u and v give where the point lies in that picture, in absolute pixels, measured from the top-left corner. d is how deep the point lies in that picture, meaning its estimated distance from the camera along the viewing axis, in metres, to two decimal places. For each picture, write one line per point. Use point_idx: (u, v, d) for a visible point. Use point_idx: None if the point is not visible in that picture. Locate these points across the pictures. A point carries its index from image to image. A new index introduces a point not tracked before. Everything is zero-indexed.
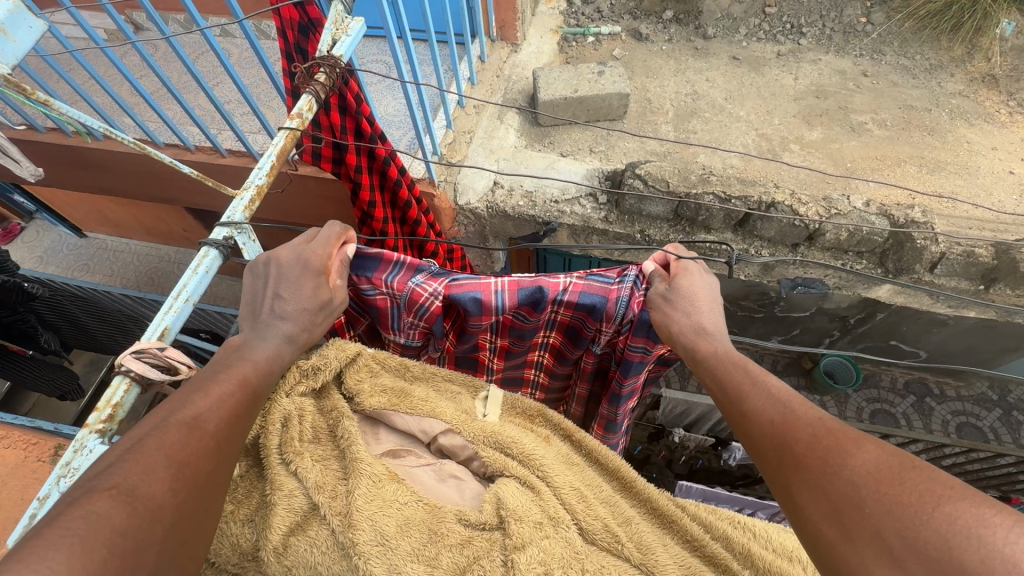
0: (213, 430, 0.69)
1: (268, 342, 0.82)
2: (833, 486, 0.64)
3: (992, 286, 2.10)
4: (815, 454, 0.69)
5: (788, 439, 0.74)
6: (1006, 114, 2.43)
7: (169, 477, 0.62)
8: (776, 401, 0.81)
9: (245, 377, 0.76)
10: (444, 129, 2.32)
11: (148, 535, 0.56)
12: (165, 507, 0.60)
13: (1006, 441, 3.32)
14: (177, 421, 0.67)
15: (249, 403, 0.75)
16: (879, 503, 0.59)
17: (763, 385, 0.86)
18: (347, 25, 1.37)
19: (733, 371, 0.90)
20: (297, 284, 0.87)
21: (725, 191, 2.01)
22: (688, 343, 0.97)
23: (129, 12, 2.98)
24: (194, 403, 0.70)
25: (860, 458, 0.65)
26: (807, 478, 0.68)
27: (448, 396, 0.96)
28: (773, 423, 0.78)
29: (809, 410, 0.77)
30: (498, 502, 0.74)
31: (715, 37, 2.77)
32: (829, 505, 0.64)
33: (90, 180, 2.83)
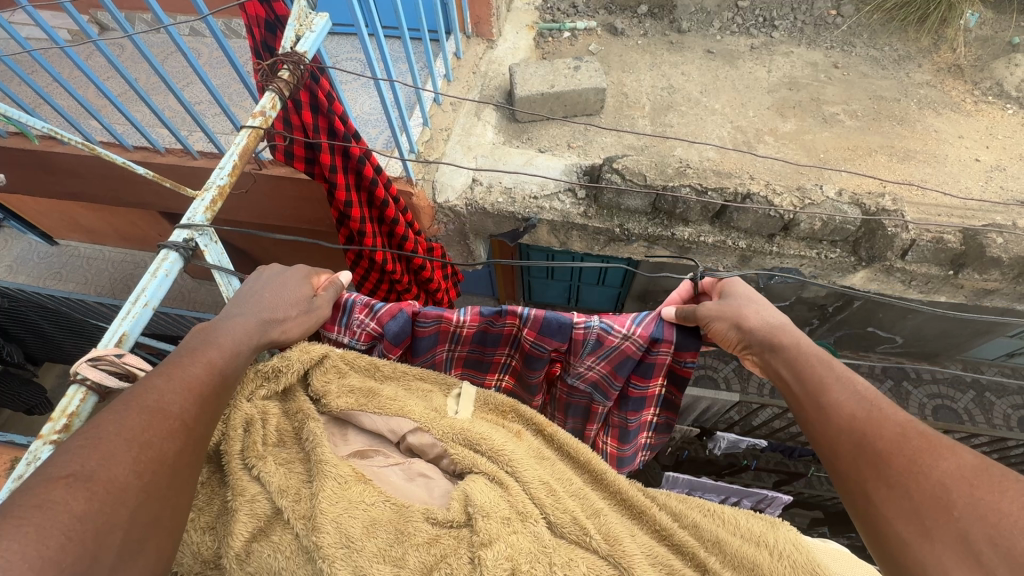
0: (177, 412, 0.68)
1: (237, 324, 0.82)
2: (921, 489, 0.67)
3: (961, 271, 2.12)
4: (902, 455, 0.72)
5: (873, 439, 0.75)
6: (971, 103, 2.48)
7: (132, 459, 0.61)
8: (861, 397, 0.81)
9: (211, 360, 0.76)
10: (420, 126, 2.30)
11: (111, 518, 0.56)
12: (129, 489, 0.59)
13: (980, 422, 3.42)
14: (138, 404, 0.66)
15: (215, 388, 0.74)
16: (972, 507, 0.62)
17: (846, 378, 0.85)
18: (311, 21, 1.35)
19: (815, 362, 0.88)
20: (281, 281, 0.91)
21: (701, 183, 2.03)
22: (766, 336, 0.94)
23: (93, 12, 2.90)
24: (156, 386, 0.69)
25: (950, 465, 0.68)
26: (891, 478, 0.71)
27: (418, 395, 0.95)
28: (857, 418, 0.79)
29: (895, 410, 0.78)
30: (466, 499, 0.74)
31: (690, 31, 2.79)
32: (910, 505, 0.67)
33: (56, 186, 2.74)
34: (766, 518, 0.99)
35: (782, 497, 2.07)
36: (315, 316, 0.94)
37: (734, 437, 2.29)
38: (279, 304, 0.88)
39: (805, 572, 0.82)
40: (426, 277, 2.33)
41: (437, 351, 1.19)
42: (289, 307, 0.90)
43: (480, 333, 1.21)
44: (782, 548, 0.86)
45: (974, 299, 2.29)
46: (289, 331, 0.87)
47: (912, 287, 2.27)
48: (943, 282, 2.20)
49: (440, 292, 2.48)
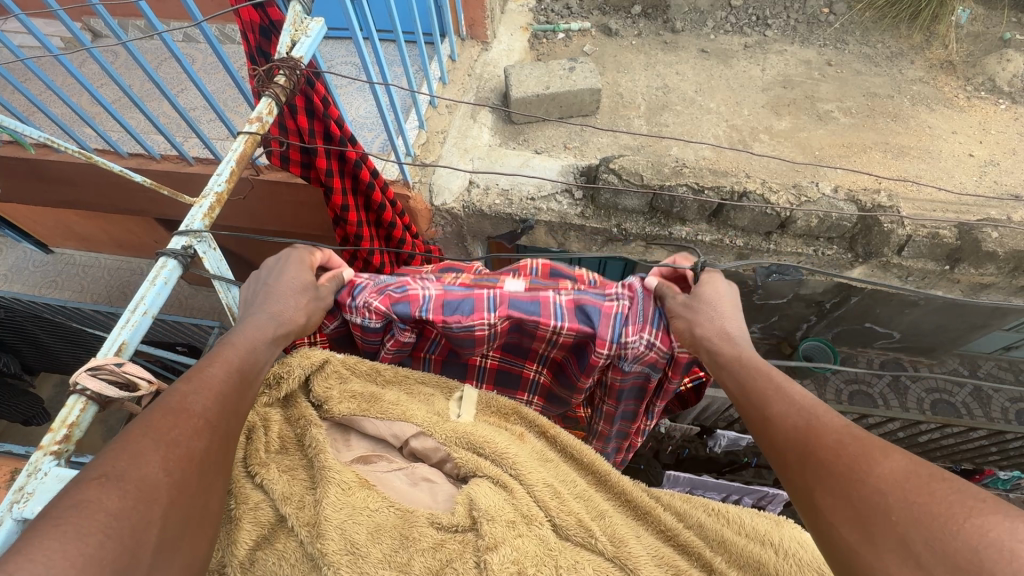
0: (199, 411, 0.68)
1: (250, 324, 0.85)
2: (858, 493, 0.63)
3: (957, 266, 2.14)
4: (840, 461, 0.68)
5: (814, 447, 0.72)
6: (964, 99, 2.50)
7: (160, 458, 0.61)
8: (800, 407, 0.78)
9: (227, 358, 0.77)
10: (416, 129, 2.29)
11: (145, 515, 0.56)
12: (160, 486, 0.59)
13: (978, 416, 3.43)
14: (160, 406, 0.66)
15: (234, 385, 0.74)
16: (907, 510, 0.58)
17: (786, 390, 0.82)
18: (306, 26, 1.35)
19: (756, 374, 0.86)
20: (280, 273, 0.95)
21: (698, 182, 2.03)
22: (710, 347, 0.92)
23: (86, 19, 2.89)
24: (178, 389, 0.69)
25: (884, 467, 0.64)
26: (829, 484, 0.67)
27: (420, 399, 0.94)
28: (798, 429, 0.76)
29: (832, 417, 0.75)
30: (471, 503, 0.73)
31: (683, 31, 2.80)
32: (852, 512, 0.63)
33: (51, 194, 2.73)
34: (771, 516, 0.99)
35: (784, 494, 2.07)
36: (322, 296, 0.96)
37: (734, 436, 2.31)
38: (285, 295, 0.91)
39: (811, 571, 0.81)
40: None
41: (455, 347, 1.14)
42: (293, 296, 0.92)
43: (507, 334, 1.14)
44: (787, 547, 0.85)
45: (971, 293, 2.30)
46: (296, 319, 0.90)
47: (909, 283, 2.28)
48: (940, 277, 2.21)
49: None
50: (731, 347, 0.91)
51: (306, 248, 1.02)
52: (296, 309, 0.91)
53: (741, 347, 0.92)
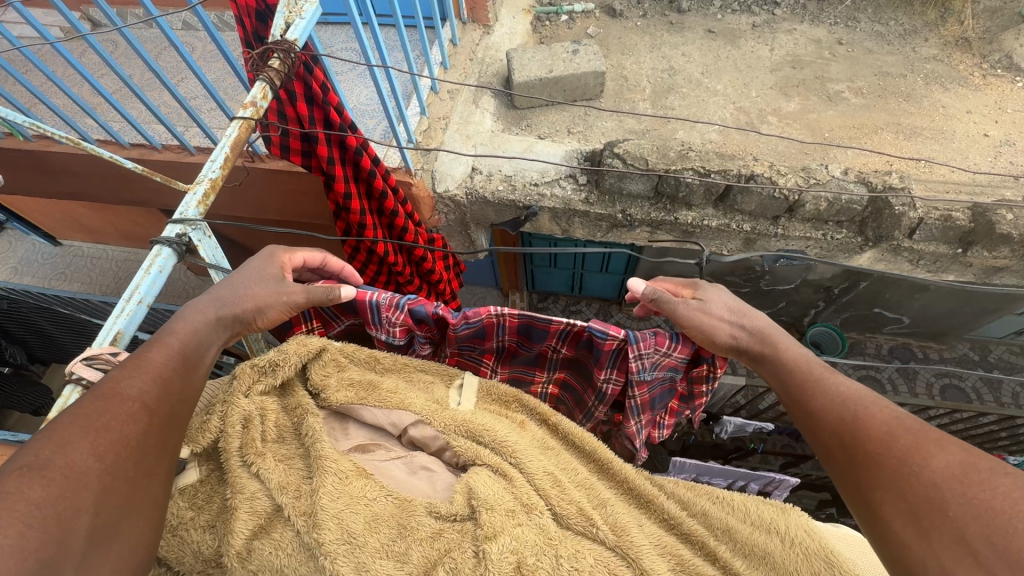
0: (134, 395, 0.69)
1: (193, 310, 0.86)
2: (911, 486, 0.69)
3: (970, 249, 2.09)
4: (891, 454, 0.73)
5: (863, 442, 0.77)
6: (980, 77, 2.42)
7: (91, 445, 0.62)
8: (844, 400, 0.83)
9: (166, 344, 0.79)
10: (418, 116, 2.27)
11: (73, 502, 0.57)
12: (90, 473, 0.60)
13: (988, 401, 3.39)
14: (92, 394, 0.67)
15: (175, 370, 0.76)
16: (964, 506, 0.63)
17: (829, 384, 0.86)
18: (300, 7, 1.31)
19: (796, 372, 0.91)
20: (245, 264, 0.96)
21: (704, 165, 1.99)
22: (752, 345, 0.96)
23: (83, 8, 2.86)
24: (113, 376, 0.70)
25: (940, 461, 0.69)
26: (881, 479, 0.72)
27: (419, 386, 0.93)
28: (845, 422, 0.80)
29: (881, 409, 0.79)
30: (470, 492, 0.72)
31: (689, 10, 2.72)
32: (906, 506, 0.68)
33: (53, 186, 2.73)
34: (777, 504, 0.98)
35: (791, 479, 2.05)
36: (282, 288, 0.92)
37: (742, 422, 2.24)
38: (235, 283, 0.90)
39: (818, 559, 0.81)
40: (428, 268, 2.32)
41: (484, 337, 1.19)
42: (248, 282, 0.91)
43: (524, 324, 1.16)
44: (794, 535, 0.86)
45: (984, 277, 2.25)
46: (243, 307, 0.88)
47: (920, 267, 2.23)
48: (952, 260, 2.17)
49: (443, 283, 2.46)
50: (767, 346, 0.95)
51: (285, 247, 1.02)
52: (246, 296, 0.89)
53: (779, 346, 0.94)
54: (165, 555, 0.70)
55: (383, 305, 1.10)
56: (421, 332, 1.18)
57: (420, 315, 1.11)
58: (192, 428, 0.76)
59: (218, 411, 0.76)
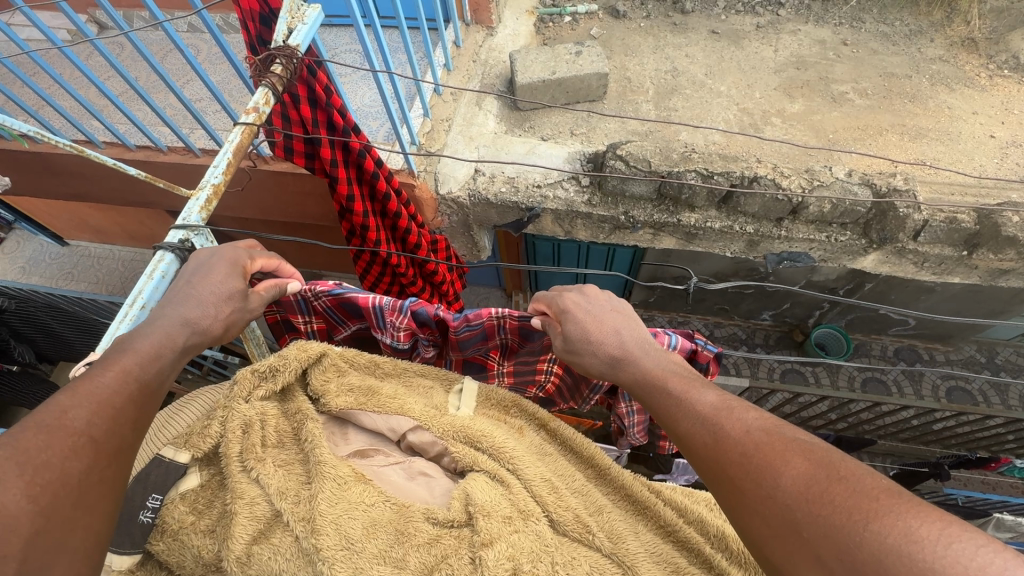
0: (82, 427, 0.62)
1: (156, 329, 0.77)
2: (771, 510, 0.61)
3: (975, 252, 2.08)
4: (748, 477, 0.65)
5: (725, 467, 0.69)
6: (986, 77, 2.40)
7: (25, 484, 0.55)
8: (704, 421, 0.75)
9: (124, 368, 0.70)
10: (421, 118, 2.28)
11: (0, 548, 0.50)
12: (22, 515, 0.53)
13: (995, 403, 3.37)
14: (30, 424, 0.59)
15: (132, 398, 0.68)
16: (814, 524, 0.56)
17: (687, 404, 0.79)
18: (303, 13, 1.32)
19: (658, 396, 0.84)
20: (202, 268, 0.87)
21: (708, 167, 1.99)
22: (610, 372, 0.94)
23: (89, 11, 2.89)
24: (58, 403, 0.62)
25: (791, 477, 0.62)
26: (746, 506, 0.64)
27: (419, 392, 0.94)
28: (706, 447, 0.72)
29: (734, 424, 0.72)
30: (467, 498, 0.73)
31: (693, 12, 2.72)
32: (772, 532, 0.61)
33: (60, 187, 2.75)
34: None
35: None
36: (244, 306, 0.89)
37: None
38: (199, 299, 0.83)
39: None
40: (431, 270, 2.32)
41: (483, 340, 1.20)
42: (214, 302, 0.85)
43: (523, 328, 1.16)
44: None
45: (989, 279, 2.23)
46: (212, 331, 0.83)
47: (925, 269, 2.22)
48: (957, 262, 2.15)
49: (446, 284, 2.46)
50: (624, 373, 0.92)
51: (246, 251, 0.95)
52: (214, 318, 0.84)
53: (637, 369, 0.91)
54: (166, 559, 0.69)
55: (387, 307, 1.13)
56: (424, 336, 1.20)
57: (423, 317, 1.14)
58: (193, 434, 0.77)
59: (218, 416, 0.77)
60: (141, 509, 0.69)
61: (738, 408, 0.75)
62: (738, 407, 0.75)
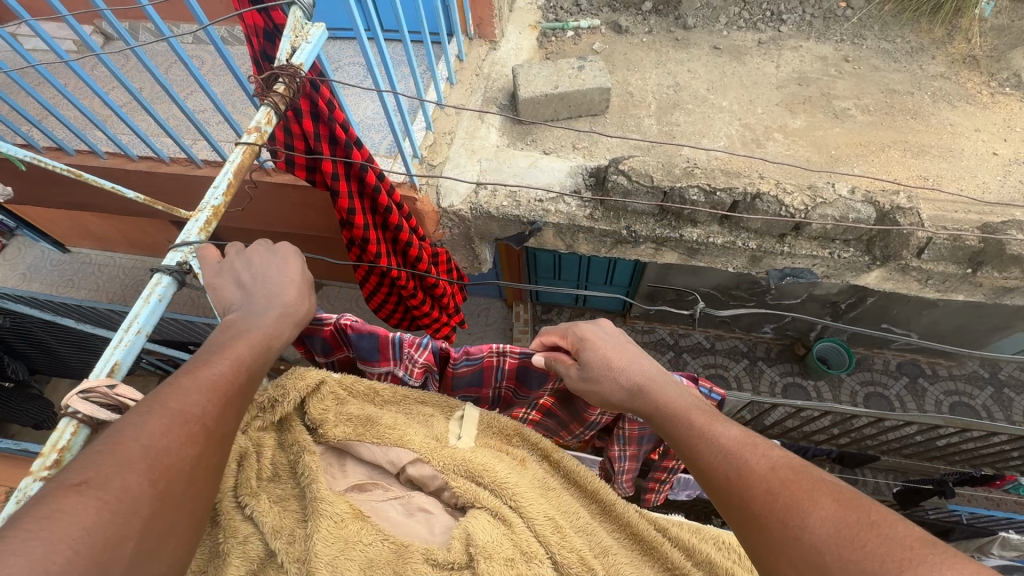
0: (196, 416, 0.67)
1: (263, 320, 0.87)
2: (797, 551, 0.59)
3: (979, 269, 2.06)
4: (772, 514, 0.63)
5: (747, 501, 0.67)
6: (988, 95, 2.41)
7: (144, 468, 0.59)
8: (726, 454, 0.74)
9: (237, 358, 0.78)
10: (424, 131, 2.28)
11: (122, 528, 0.54)
12: (141, 498, 0.57)
13: (999, 419, 3.34)
14: (154, 411, 0.64)
15: (242, 386, 0.75)
16: (843, 570, 0.54)
17: (710, 435, 0.78)
18: (307, 32, 1.31)
19: (679, 425, 0.82)
20: (274, 270, 0.96)
21: (710, 183, 1.97)
22: (631, 401, 0.91)
23: (94, 23, 2.90)
24: (179, 389, 0.68)
25: (819, 517, 0.60)
26: (770, 543, 0.62)
27: (419, 421, 0.91)
28: (729, 481, 0.71)
29: (759, 459, 0.71)
30: (468, 538, 0.70)
31: (695, 27, 2.73)
32: (795, 575, 0.58)
33: (62, 196, 2.75)
34: None
35: None
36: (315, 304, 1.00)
37: None
38: (289, 294, 0.93)
39: None
40: (433, 282, 2.32)
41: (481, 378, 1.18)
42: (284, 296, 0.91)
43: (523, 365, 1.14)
44: None
45: (994, 296, 2.21)
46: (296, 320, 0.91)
47: (928, 287, 2.20)
48: (961, 280, 2.13)
49: (446, 297, 2.45)
50: (644, 401, 0.90)
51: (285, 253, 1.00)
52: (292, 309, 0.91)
53: (659, 400, 0.88)
54: None
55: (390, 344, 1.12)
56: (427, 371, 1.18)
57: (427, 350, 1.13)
58: None
59: None
60: None
61: (763, 445, 0.74)
62: (760, 445, 0.74)
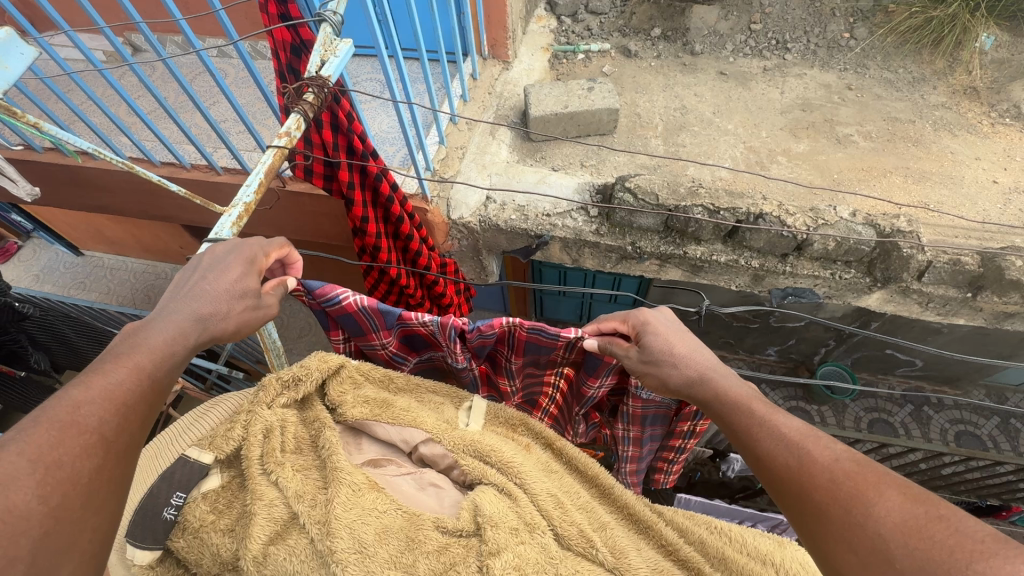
0: (94, 425, 0.65)
1: (170, 324, 0.79)
2: (860, 539, 0.64)
3: (979, 294, 2.11)
4: (836, 503, 0.68)
5: (808, 489, 0.71)
6: (988, 125, 2.48)
7: (36, 483, 0.58)
8: (787, 443, 0.78)
9: (138, 365, 0.73)
10: (437, 145, 2.36)
11: (10, 549, 0.54)
12: (32, 516, 0.57)
13: (1005, 450, 3.33)
14: (45, 421, 0.63)
15: (145, 396, 0.72)
16: (911, 558, 0.59)
17: (771, 424, 0.81)
18: (336, 46, 1.40)
19: (739, 413, 0.86)
20: (218, 269, 0.86)
21: (714, 203, 2.06)
22: (689, 390, 0.94)
23: (126, 35, 3.05)
24: (72, 399, 0.66)
25: (885, 507, 0.64)
26: (832, 531, 0.67)
27: (431, 406, 0.97)
28: (789, 469, 0.75)
29: (822, 450, 0.74)
30: (476, 509, 0.75)
31: (703, 53, 2.82)
32: (857, 560, 0.63)
33: (86, 199, 2.85)
34: (773, 538, 1.04)
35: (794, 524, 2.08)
36: (260, 309, 0.90)
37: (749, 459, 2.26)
38: (215, 296, 0.83)
39: None
40: (440, 291, 2.39)
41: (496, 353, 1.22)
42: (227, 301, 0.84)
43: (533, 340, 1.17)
44: (788, 566, 0.91)
45: (995, 322, 2.25)
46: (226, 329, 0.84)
47: (930, 310, 2.24)
48: (961, 304, 2.18)
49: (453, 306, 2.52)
50: (705, 388, 0.93)
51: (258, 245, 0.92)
52: (228, 317, 0.84)
53: (719, 386, 0.92)
54: (186, 556, 0.73)
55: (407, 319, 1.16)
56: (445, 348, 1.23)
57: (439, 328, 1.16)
58: (217, 436, 0.79)
59: (242, 420, 0.80)
60: (166, 506, 0.72)
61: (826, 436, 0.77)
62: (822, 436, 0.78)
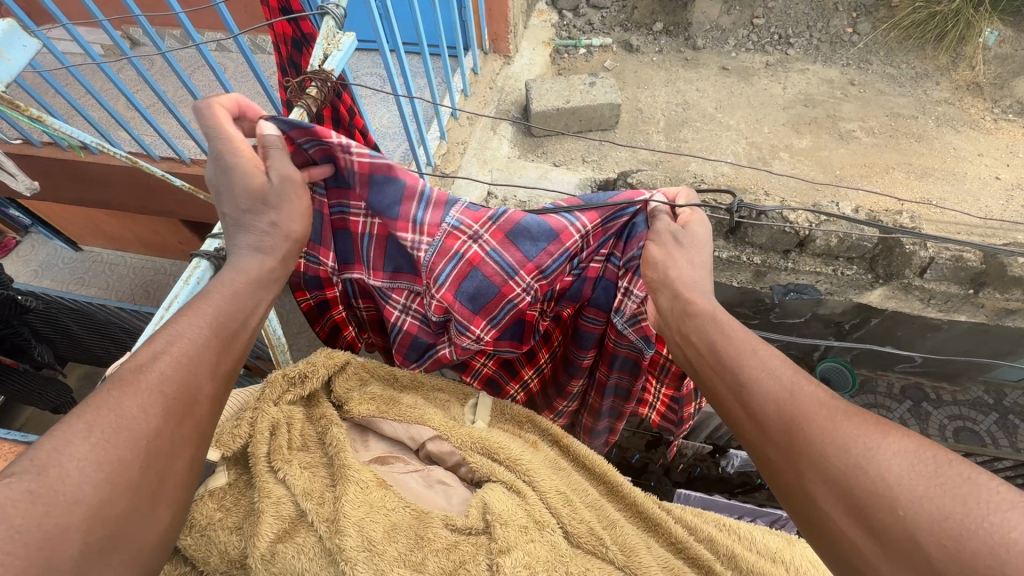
0: (155, 383, 0.64)
1: (238, 272, 0.81)
2: (856, 480, 0.60)
3: (981, 290, 2.11)
4: (833, 442, 0.64)
5: (802, 423, 0.68)
6: (991, 121, 2.47)
7: (90, 447, 0.56)
8: (780, 374, 0.75)
9: (200, 314, 0.73)
10: (438, 140, 2.28)
11: (60, 521, 0.51)
12: (85, 487, 0.54)
13: (1003, 445, 3.34)
14: (112, 379, 0.62)
15: (209, 342, 0.71)
16: (916, 505, 0.55)
17: (764, 352, 0.79)
18: (338, 40, 1.37)
19: (733, 335, 0.83)
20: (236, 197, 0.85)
21: (716, 199, 2.05)
22: (685, 294, 0.92)
23: (124, 28, 3.02)
24: (136, 360, 0.65)
25: (887, 451, 0.60)
26: (826, 469, 0.63)
27: (437, 403, 0.97)
28: (780, 401, 0.71)
29: (816, 388, 0.71)
30: (485, 507, 0.75)
31: (704, 48, 2.81)
32: (852, 502, 0.60)
33: (85, 193, 2.84)
34: (781, 536, 1.04)
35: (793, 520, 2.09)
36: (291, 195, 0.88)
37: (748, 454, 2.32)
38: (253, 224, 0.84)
39: None
40: None
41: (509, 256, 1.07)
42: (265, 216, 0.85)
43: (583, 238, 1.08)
44: (798, 564, 0.91)
45: (996, 318, 2.25)
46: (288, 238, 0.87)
47: (931, 306, 2.24)
48: (963, 300, 2.18)
49: None
50: (698, 297, 0.91)
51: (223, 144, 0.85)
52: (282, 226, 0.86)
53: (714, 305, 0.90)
54: (192, 554, 0.72)
55: (436, 206, 1.03)
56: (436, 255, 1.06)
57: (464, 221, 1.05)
58: (223, 433, 0.79)
59: (248, 417, 0.79)
60: None
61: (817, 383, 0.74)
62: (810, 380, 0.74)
